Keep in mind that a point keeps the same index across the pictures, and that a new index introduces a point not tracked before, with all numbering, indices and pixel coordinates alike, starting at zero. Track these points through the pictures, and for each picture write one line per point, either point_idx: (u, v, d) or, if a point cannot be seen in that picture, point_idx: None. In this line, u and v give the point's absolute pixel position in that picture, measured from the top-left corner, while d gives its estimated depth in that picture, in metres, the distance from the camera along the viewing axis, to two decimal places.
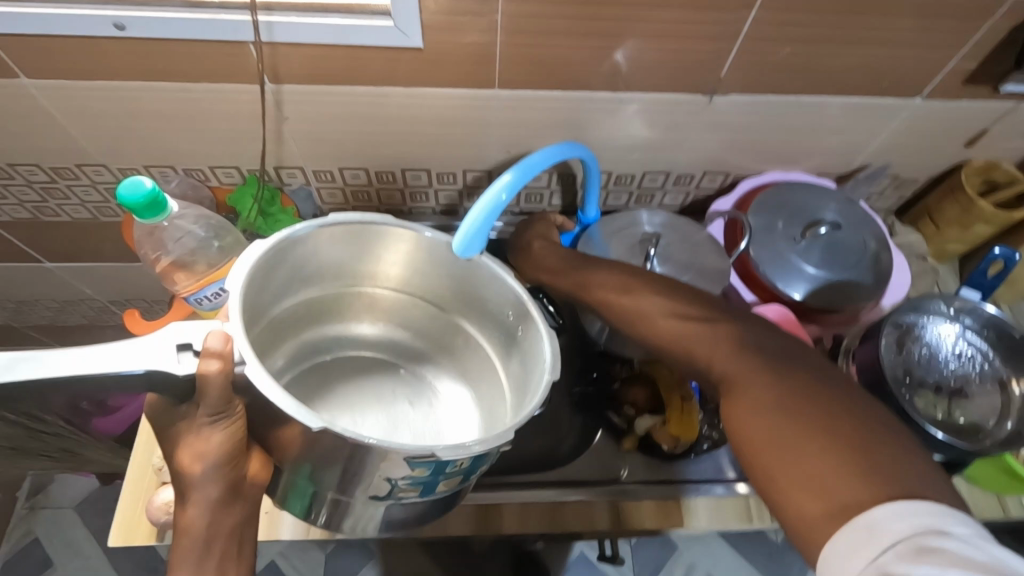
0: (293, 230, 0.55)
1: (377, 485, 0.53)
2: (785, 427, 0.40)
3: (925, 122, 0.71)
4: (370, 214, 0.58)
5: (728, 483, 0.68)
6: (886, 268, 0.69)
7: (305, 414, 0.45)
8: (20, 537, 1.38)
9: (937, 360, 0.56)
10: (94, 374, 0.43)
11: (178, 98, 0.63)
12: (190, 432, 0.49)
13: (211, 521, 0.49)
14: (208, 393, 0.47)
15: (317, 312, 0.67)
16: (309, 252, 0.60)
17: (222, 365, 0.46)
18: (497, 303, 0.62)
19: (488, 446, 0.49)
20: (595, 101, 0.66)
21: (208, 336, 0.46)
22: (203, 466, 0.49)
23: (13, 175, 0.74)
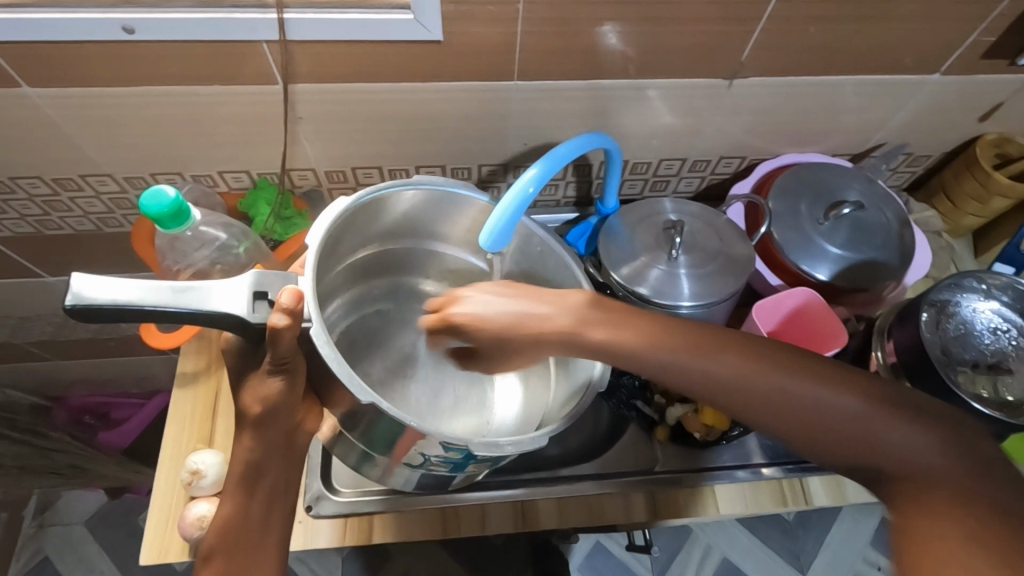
0: (379, 188, 0.61)
1: (411, 456, 0.55)
2: (935, 521, 0.39)
3: (942, 98, 0.71)
4: (450, 179, 0.63)
5: (754, 468, 0.69)
6: (909, 246, 0.69)
7: (357, 384, 0.49)
8: (30, 557, 1.35)
9: (974, 335, 0.56)
10: (185, 308, 0.46)
11: (189, 101, 0.61)
12: (256, 374, 0.51)
13: (261, 460, 0.52)
14: (276, 346, 0.48)
15: (385, 267, 0.74)
16: (397, 213, 0.67)
17: (291, 321, 0.47)
18: (555, 285, 0.67)
19: (520, 449, 0.52)
20: (614, 89, 0.65)
21: (282, 293, 0.47)
22: (262, 410, 0.50)
23: (14, 188, 0.71)
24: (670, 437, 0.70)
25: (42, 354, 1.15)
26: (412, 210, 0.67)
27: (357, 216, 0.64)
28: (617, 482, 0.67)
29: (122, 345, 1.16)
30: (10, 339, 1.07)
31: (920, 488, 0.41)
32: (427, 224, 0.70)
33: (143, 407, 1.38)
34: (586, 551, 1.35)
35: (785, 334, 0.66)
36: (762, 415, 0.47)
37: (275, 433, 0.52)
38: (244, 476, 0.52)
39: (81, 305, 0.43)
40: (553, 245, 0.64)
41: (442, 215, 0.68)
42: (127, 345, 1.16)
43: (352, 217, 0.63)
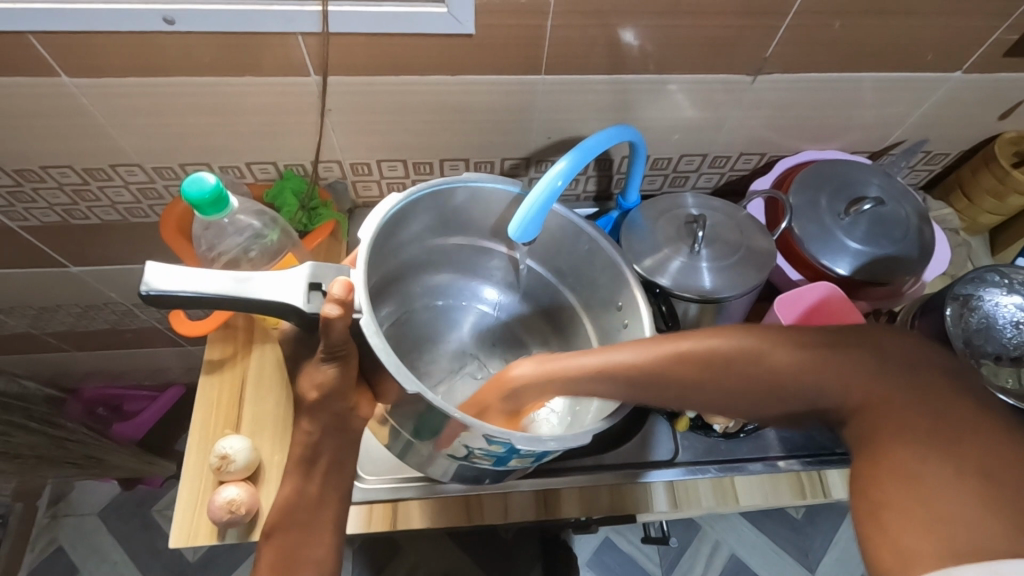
0: (429, 185, 0.63)
1: (454, 448, 0.56)
2: (923, 464, 0.36)
3: (963, 96, 0.71)
4: (500, 177, 0.65)
5: (771, 461, 0.69)
6: (930, 242, 0.69)
7: (404, 373, 0.52)
8: (44, 547, 1.36)
9: (996, 328, 0.57)
10: (250, 297, 0.48)
11: (223, 92, 0.62)
12: (312, 362, 0.53)
13: (318, 443, 0.54)
14: (329, 335, 0.49)
15: (434, 264, 0.76)
16: (447, 210, 0.69)
17: (343, 312, 0.48)
18: (606, 287, 0.70)
19: (561, 445, 0.53)
20: (639, 83, 0.66)
21: (334, 283, 0.48)
22: (319, 395, 0.52)
23: (45, 177, 0.73)
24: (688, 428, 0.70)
25: (61, 345, 1.16)
26: (460, 206, 0.69)
27: (405, 214, 0.65)
28: (634, 472, 0.68)
29: (139, 336, 1.17)
30: (30, 328, 1.08)
31: (884, 432, 0.40)
32: (474, 222, 0.72)
33: (158, 399, 1.39)
34: (596, 546, 1.36)
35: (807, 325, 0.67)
36: (885, 420, 0.40)
37: (327, 417, 0.53)
38: (301, 458, 0.54)
39: (156, 293, 0.45)
40: (600, 241, 0.67)
41: (488, 213, 0.70)
42: (144, 336, 1.17)
43: (399, 217, 0.65)
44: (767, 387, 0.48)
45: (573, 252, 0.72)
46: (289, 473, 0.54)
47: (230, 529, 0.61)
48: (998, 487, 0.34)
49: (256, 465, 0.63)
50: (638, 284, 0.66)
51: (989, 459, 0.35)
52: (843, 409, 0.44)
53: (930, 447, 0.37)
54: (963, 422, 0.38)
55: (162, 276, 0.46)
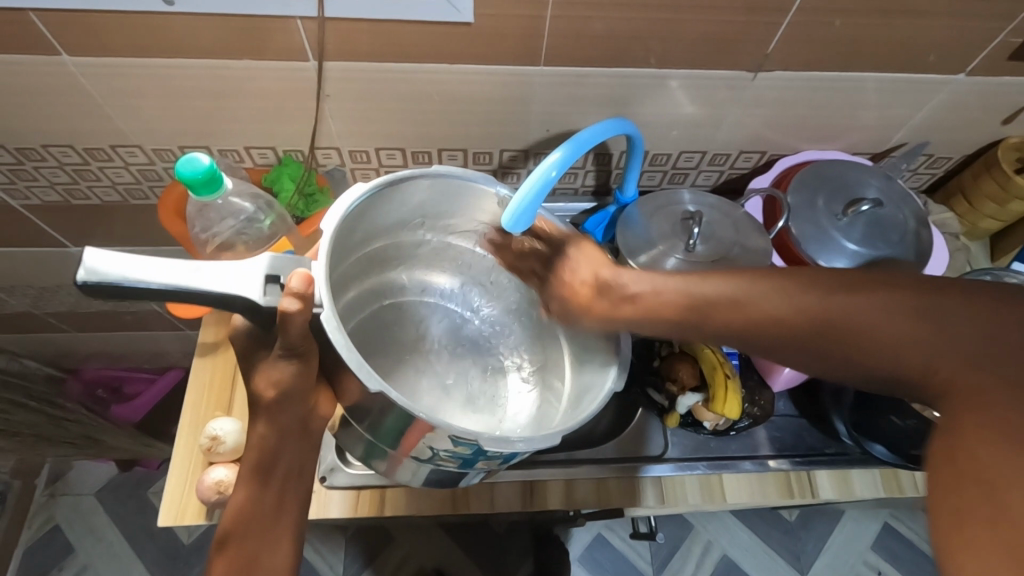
0: (394, 175, 0.60)
1: (420, 450, 0.55)
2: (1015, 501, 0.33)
3: (965, 99, 0.71)
4: (472, 171, 0.63)
5: (761, 460, 0.69)
6: (927, 246, 0.69)
7: (367, 371, 0.49)
8: (41, 525, 1.38)
9: None
10: (204, 290, 0.47)
11: (222, 75, 0.63)
12: (268, 360, 0.52)
13: (278, 445, 0.53)
14: (288, 330, 0.49)
15: (399, 256, 0.75)
16: (414, 201, 0.66)
17: (302, 306, 0.48)
18: (569, 284, 0.69)
19: (532, 446, 0.52)
20: (640, 77, 0.66)
21: (291, 276, 0.48)
22: (277, 394, 0.52)
23: (46, 156, 0.73)
24: (679, 425, 0.70)
25: (61, 325, 1.17)
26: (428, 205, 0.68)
27: (369, 208, 0.63)
28: (624, 467, 0.68)
29: (138, 319, 1.17)
30: (30, 308, 1.09)
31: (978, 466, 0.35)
32: (445, 214, 0.70)
33: (156, 382, 1.40)
34: (588, 543, 1.36)
35: None
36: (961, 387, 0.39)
37: (287, 418, 0.53)
38: (259, 463, 0.53)
39: (95, 283, 0.43)
40: (572, 241, 0.66)
41: (456, 203, 0.68)
42: (143, 319, 1.17)
43: (369, 207, 0.63)
44: (816, 324, 0.49)
45: (545, 248, 0.70)
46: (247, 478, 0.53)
47: (218, 508, 0.62)
48: None
49: (245, 445, 0.63)
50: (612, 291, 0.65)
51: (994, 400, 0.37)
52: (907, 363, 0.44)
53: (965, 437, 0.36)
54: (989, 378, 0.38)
55: (101, 269, 0.44)
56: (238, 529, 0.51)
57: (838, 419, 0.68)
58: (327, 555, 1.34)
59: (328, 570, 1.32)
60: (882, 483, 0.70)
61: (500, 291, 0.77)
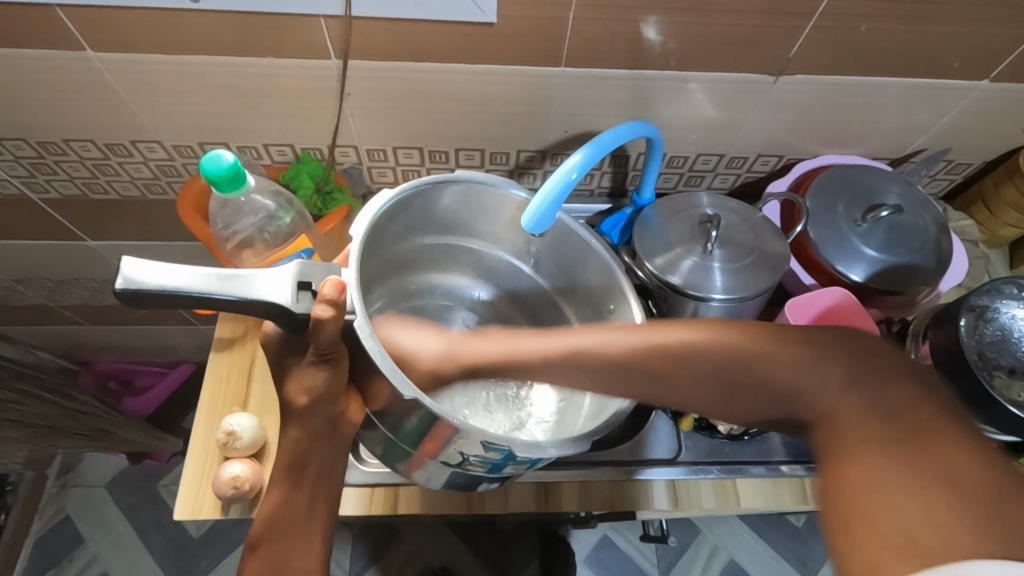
0: (419, 181, 0.62)
1: (449, 455, 0.55)
2: (889, 479, 0.35)
3: (989, 105, 0.70)
4: (496, 176, 0.64)
5: (774, 465, 0.69)
6: (947, 252, 0.69)
7: (401, 378, 0.49)
8: (52, 515, 1.39)
9: (1012, 342, 0.56)
10: (238, 298, 0.48)
11: (243, 73, 0.63)
12: (301, 365, 0.52)
13: (308, 448, 0.53)
14: (319, 337, 0.49)
15: (419, 262, 0.74)
16: (436, 206, 0.67)
17: (334, 313, 0.48)
18: (597, 283, 0.69)
19: (563, 450, 0.52)
20: (661, 79, 0.66)
21: (323, 284, 0.48)
22: (308, 399, 0.52)
23: (67, 150, 0.74)
24: (693, 428, 0.70)
25: (75, 318, 1.18)
26: (455, 207, 0.68)
27: (401, 209, 0.64)
28: (635, 470, 0.68)
29: (151, 313, 1.18)
30: (46, 300, 1.10)
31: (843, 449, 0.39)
32: (463, 219, 0.70)
33: (167, 376, 1.41)
34: (593, 544, 1.36)
35: None
36: (835, 427, 0.41)
37: (317, 421, 0.53)
38: (289, 465, 0.54)
39: (133, 290, 0.45)
40: (595, 244, 0.66)
41: (477, 208, 0.68)
42: (157, 314, 1.18)
43: (401, 208, 0.64)
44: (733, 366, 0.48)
45: (564, 253, 0.70)
46: (279, 480, 0.54)
47: (234, 504, 0.62)
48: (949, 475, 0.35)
49: (262, 442, 0.63)
50: (632, 293, 0.65)
51: (959, 456, 0.36)
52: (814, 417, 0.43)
53: (904, 459, 0.36)
54: (886, 431, 0.38)
55: (133, 277, 0.45)
56: (266, 532, 0.53)
57: None
58: (333, 550, 1.34)
59: (334, 566, 1.33)
60: None
61: (517, 296, 0.77)
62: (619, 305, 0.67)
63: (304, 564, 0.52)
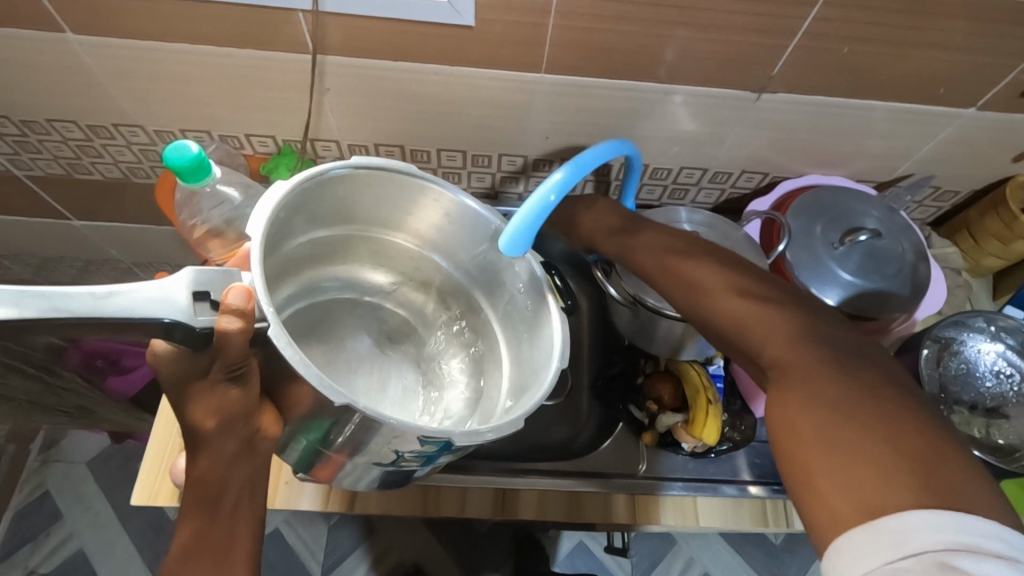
0: (320, 169, 0.57)
1: (382, 453, 0.54)
2: (826, 423, 0.38)
3: (975, 134, 0.69)
4: (395, 161, 0.59)
5: (741, 485, 0.68)
6: (923, 279, 0.68)
7: (330, 387, 0.47)
8: (32, 489, 1.40)
9: (974, 376, 0.56)
10: (126, 318, 0.41)
11: (222, 63, 0.63)
12: (200, 387, 0.48)
13: (224, 471, 0.49)
14: (225, 353, 0.45)
15: (329, 256, 0.71)
16: (338, 197, 0.63)
17: (243, 324, 0.44)
18: (510, 277, 0.66)
19: (500, 433, 0.52)
20: (642, 91, 0.65)
21: (228, 292, 0.45)
22: (219, 421, 0.48)
23: (50, 130, 0.74)
24: (656, 444, 0.69)
25: None
26: (363, 197, 0.65)
27: (296, 203, 0.59)
28: (602, 481, 0.67)
29: None
30: (33, 277, 1.10)
31: (800, 384, 0.41)
32: (368, 207, 0.66)
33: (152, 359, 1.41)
34: (569, 550, 1.36)
35: None
36: (798, 377, 0.42)
37: (231, 443, 0.49)
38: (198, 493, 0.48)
39: None
40: None
41: (382, 194, 0.64)
42: None
43: (298, 201, 0.59)
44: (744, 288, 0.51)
45: (478, 243, 0.66)
46: (192, 509, 0.48)
47: None
48: (877, 425, 0.37)
49: None
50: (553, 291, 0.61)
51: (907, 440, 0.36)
52: (768, 364, 0.45)
53: (853, 425, 0.37)
54: (833, 388, 0.40)
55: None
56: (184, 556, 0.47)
57: None
58: (309, 541, 1.35)
59: (309, 557, 1.33)
60: None
61: (432, 285, 0.74)
62: (538, 310, 0.63)
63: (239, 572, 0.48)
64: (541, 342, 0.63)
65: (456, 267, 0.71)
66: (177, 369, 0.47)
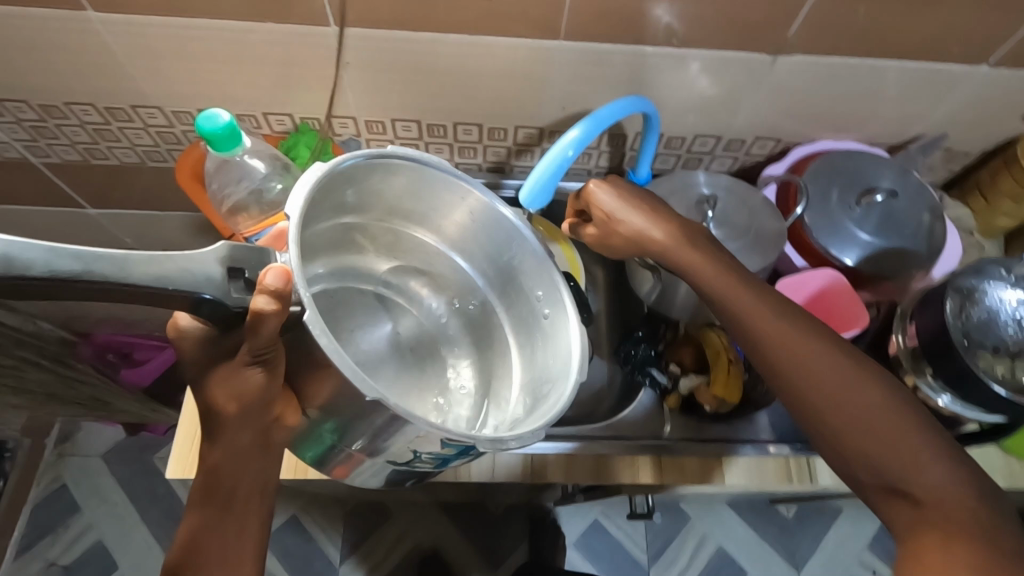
0: (353, 155, 0.56)
1: (400, 453, 0.54)
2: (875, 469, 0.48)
3: (987, 92, 0.70)
4: (430, 155, 0.60)
5: (762, 444, 0.69)
6: (940, 241, 0.68)
7: (362, 377, 0.47)
8: (49, 483, 1.41)
9: (997, 323, 0.56)
10: (156, 288, 0.41)
11: (242, 38, 0.63)
12: (227, 368, 0.47)
13: (235, 467, 0.48)
14: (257, 335, 0.44)
15: (347, 243, 0.69)
16: (368, 186, 0.63)
17: (278, 307, 0.43)
18: (528, 279, 0.67)
19: (524, 443, 0.52)
20: (659, 57, 0.66)
21: (266, 272, 0.43)
22: (239, 406, 0.47)
23: (67, 114, 0.74)
24: (680, 406, 0.71)
25: None
26: (391, 187, 0.64)
27: (327, 187, 0.58)
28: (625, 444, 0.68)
29: None
30: None
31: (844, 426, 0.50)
32: (395, 199, 0.66)
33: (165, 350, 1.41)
34: (584, 529, 1.38)
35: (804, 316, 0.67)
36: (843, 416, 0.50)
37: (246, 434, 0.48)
38: (207, 486, 0.48)
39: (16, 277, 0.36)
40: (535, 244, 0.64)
41: (410, 188, 0.64)
42: None
43: (329, 185, 0.58)
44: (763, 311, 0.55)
45: (497, 243, 0.67)
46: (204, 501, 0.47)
47: None
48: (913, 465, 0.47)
49: None
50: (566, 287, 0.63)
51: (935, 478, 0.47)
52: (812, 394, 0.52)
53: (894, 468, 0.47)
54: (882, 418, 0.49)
55: (24, 255, 0.36)
56: (190, 546, 0.46)
57: None
58: (327, 527, 1.36)
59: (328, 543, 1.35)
60: None
61: (445, 287, 0.73)
62: (554, 317, 0.65)
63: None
64: (560, 346, 0.63)
65: (473, 270, 0.72)
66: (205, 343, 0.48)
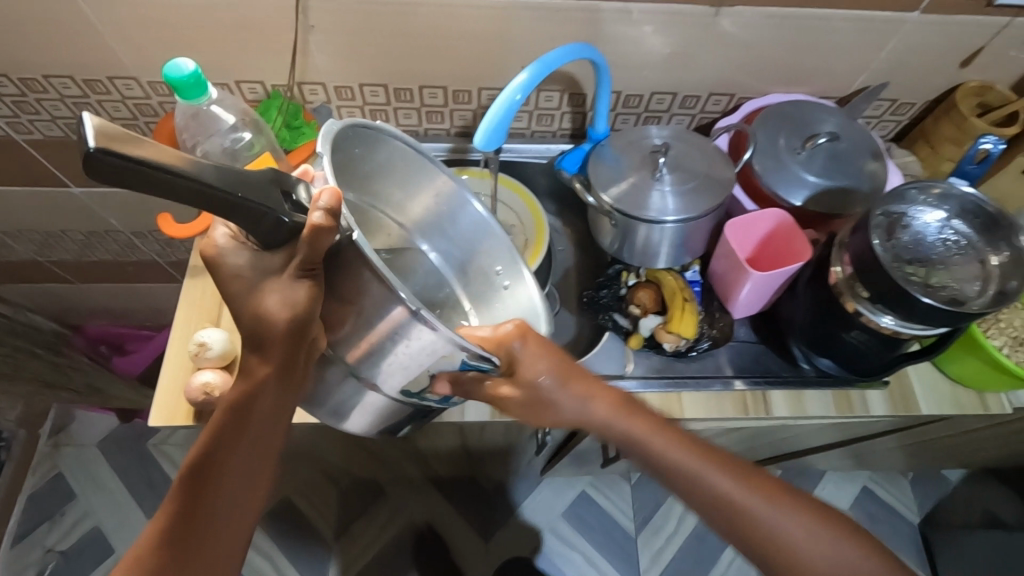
0: (359, 122, 0.56)
1: (417, 380, 0.54)
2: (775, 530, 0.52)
3: (922, 38, 0.73)
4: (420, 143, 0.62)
5: (724, 379, 0.72)
6: (883, 179, 0.72)
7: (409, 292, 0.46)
8: (45, 472, 1.43)
9: (919, 243, 0.60)
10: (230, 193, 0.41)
11: (210, 4, 0.66)
12: (281, 277, 0.47)
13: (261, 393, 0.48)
14: (311, 249, 0.44)
15: None
16: (353, 160, 0.60)
17: (329, 223, 0.43)
18: (484, 259, 0.68)
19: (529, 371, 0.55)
20: (608, 11, 0.70)
21: (320, 192, 0.43)
22: (290, 313, 0.46)
23: (47, 87, 0.77)
24: (641, 347, 0.73)
25: (64, 275, 1.22)
26: (371, 164, 0.62)
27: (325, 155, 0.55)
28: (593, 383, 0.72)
29: (138, 269, 1.22)
30: (36, 255, 1.14)
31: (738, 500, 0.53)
32: (367, 179, 0.63)
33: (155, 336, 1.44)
34: (573, 500, 1.41)
35: (757, 258, 0.71)
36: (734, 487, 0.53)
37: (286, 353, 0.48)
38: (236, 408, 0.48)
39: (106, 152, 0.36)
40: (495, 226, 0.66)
41: (386, 166, 0.63)
42: (144, 271, 1.23)
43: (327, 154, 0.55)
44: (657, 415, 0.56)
45: (457, 223, 0.68)
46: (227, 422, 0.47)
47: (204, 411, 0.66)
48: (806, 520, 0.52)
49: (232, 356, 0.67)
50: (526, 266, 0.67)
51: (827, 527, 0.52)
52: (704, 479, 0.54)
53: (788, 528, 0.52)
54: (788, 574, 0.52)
55: (116, 134, 0.37)
56: (210, 457, 0.47)
57: (793, 342, 0.72)
58: (319, 506, 1.39)
59: (321, 521, 1.37)
60: (833, 404, 0.72)
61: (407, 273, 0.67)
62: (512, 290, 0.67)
63: (228, 524, 0.47)
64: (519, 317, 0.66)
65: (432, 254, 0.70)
66: (247, 260, 0.48)
